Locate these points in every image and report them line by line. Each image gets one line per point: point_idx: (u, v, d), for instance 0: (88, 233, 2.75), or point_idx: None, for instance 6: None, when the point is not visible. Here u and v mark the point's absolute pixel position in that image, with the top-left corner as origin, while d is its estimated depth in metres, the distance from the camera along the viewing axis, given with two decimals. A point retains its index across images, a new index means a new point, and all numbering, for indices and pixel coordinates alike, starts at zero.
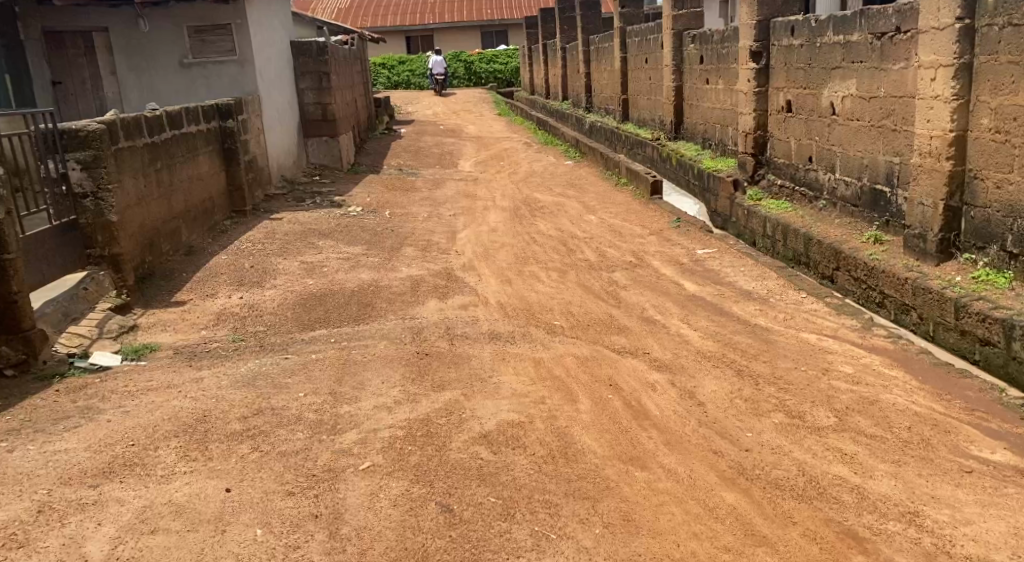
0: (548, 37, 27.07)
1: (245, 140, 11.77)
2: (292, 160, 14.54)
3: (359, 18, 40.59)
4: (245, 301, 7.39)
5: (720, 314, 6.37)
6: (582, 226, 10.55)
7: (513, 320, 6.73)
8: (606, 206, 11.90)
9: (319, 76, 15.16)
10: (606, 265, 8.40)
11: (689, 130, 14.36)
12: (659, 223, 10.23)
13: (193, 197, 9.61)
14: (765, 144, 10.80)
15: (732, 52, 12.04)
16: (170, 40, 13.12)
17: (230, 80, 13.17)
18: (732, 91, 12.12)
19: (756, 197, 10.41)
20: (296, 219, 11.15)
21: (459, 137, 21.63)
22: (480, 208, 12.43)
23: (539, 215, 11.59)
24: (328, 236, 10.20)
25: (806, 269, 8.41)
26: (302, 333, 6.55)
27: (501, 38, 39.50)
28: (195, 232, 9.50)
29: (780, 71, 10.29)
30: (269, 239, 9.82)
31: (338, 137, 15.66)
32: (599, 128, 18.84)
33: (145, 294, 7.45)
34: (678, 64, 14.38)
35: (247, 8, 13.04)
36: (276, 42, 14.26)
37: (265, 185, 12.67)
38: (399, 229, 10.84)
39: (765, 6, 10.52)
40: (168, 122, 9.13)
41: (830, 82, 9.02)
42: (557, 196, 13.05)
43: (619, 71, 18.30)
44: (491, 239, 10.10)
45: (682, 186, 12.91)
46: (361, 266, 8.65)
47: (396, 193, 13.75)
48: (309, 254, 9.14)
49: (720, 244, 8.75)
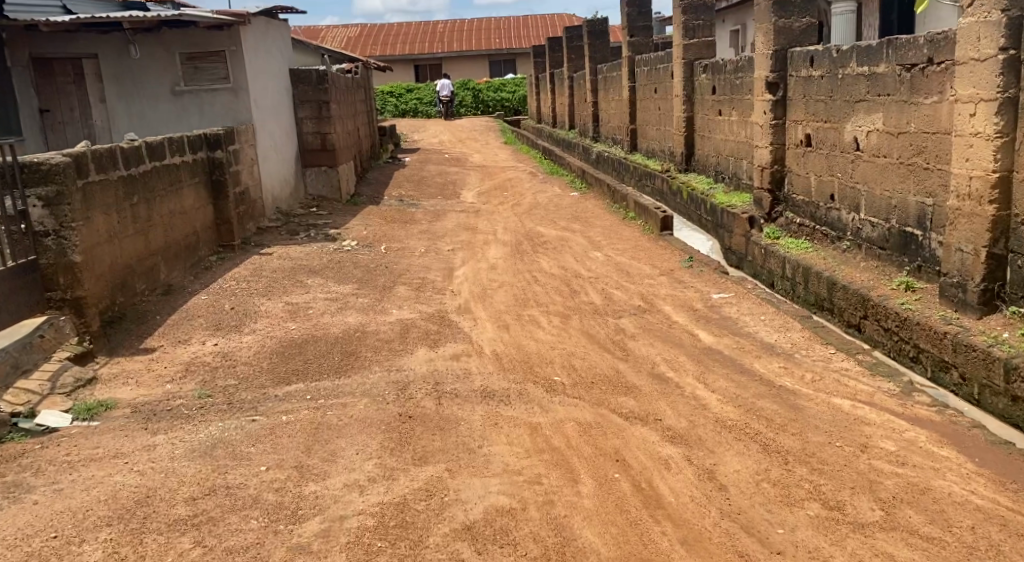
0: (555, 66, 26.70)
1: (235, 171, 11.23)
2: (288, 191, 13.99)
3: (367, 46, 40.35)
4: (219, 349, 6.80)
5: (738, 372, 5.75)
6: (588, 264, 9.95)
7: (509, 373, 6.13)
8: (613, 242, 11.30)
9: (318, 105, 14.67)
10: (613, 309, 7.79)
11: (700, 162, 13.80)
12: (669, 261, 9.62)
13: (174, 233, 9.06)
14: (783, 180, 10.23)
15: (746, 82, 11.50)
16: (161, 66, 12.54)
17: (224, 109, 12.59)
18: (746, 122, 11.57)
19: (773, 235, 9.81)
20: (287, 254, 10.59)
21: (463, 166, 21.12)
22: (481, 243, 11.87)
23: (543, 251, 10.99)
24: (319, 273, 9.64)
25: (831, 316, 7.81)
26: (276, 389, 5.94)
27: (509, 67, 39.25)
28: (176, 270, 8.94)
29: (798, 103, 9.73)
30: (255, 277, 9.25)
31: (338, 167, 15.13)
32: (607, 159, 18.31)
33: (111, 341, 6.87)
34: (689, 94, 13.86)
35: (243, 35, 12.54)
36: (274, 70, 13.77)
37: (258, 218, 12.13)
38: (395, 265, 10.28)
39: (782, 35, 10.00)
40: (148, 152, 8.59)
41: (853, 116, 8.46)
42: (562, 231, 12.47)
43: (628, 100, 17.80)
44: (490, 278, 9.52)
45: (693, 220, 12.31)
46: (349, 308, 8.06)
47: (394, 226, 13.21)
48: (295, 294, 8.57)
49: (736, 287, 8.13)
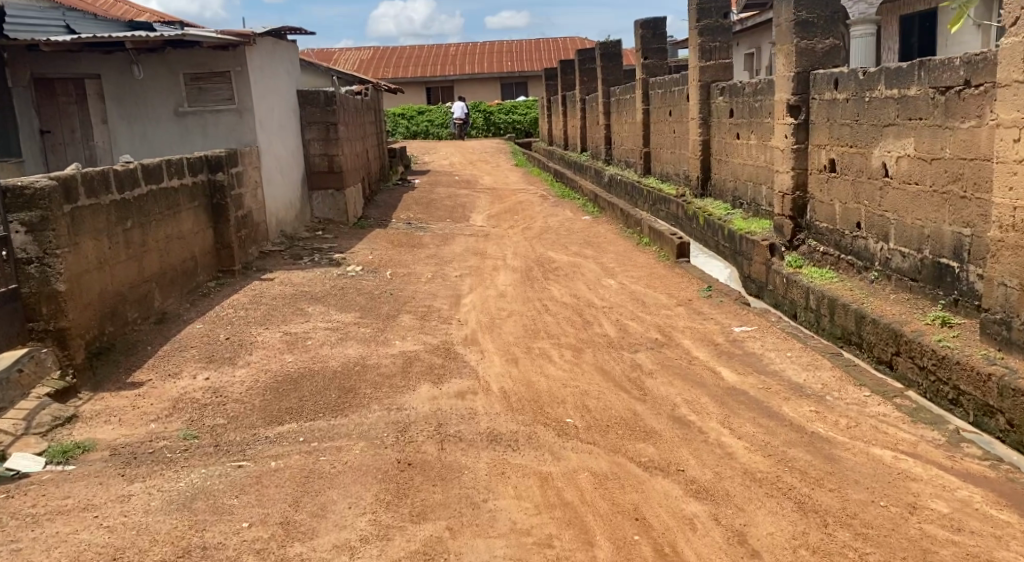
0: (567, 88, 26.42)
1: (238, 194, 10.91)
2: (294, 214, 13.64)
3: (379, 69, 40.25)
4: (210, 384, 6.41)
5: (766, 417, 5.32)
6: (601, 292, 9.53)
7: (519, 413, 5.71)
8: (628, 268, 10.89)
9: (327, 127, 14.37)
10: (629, 342, 7.37)
11: (716, 187, 13.40)
12: (687, 291, 9.21)
13: (171, 258, 8.70)
14: (805, 207, 9.85)
15: (765, 106, 11.12)
16: (163, 86, 12.27)
17: (225, 130, 12.33)
18: (765, 146, 11.19)
19: (796, 264, 9.38)
20: (289, 280, 10.22)
21: (473, 189, 20.77)
22: (490, 269, 11.48)
23: (555, 278, 10.58)
24: (321, 300, 9.26)
25: (860, 352, 7.37)
26: (267, 429, 5.55)
27: (521, 90, 39.06)
28: (173, 297, 8.58)
29: (822, 127, 9.34)
30: (254, 304, 8.88)
31: (345, 190, 14.81)
32: (619, 183, 17.94)
33: (97, 375, 6.49)
34: (704, 117, 13.49)
35: (249, 56, 12.24)
36: (281, 91, 13.48)
37: (262, 242, 11.78)
38: (400, 292, 9.89)
39: (804, 57, 9.65)
40: (145, 175, 8.28)
41: (881, 141, 8.07)
42: (574, 256, 12.08)
43: (641, 123, 17.45)
44: (499, 306, 9.12)
45: (710, 247, 11.91)
46: (350, 338, 7.66)
47: (401, 250, 12.83)
48: (295, 323, 8.19)
49: (760, 319, 7.70)
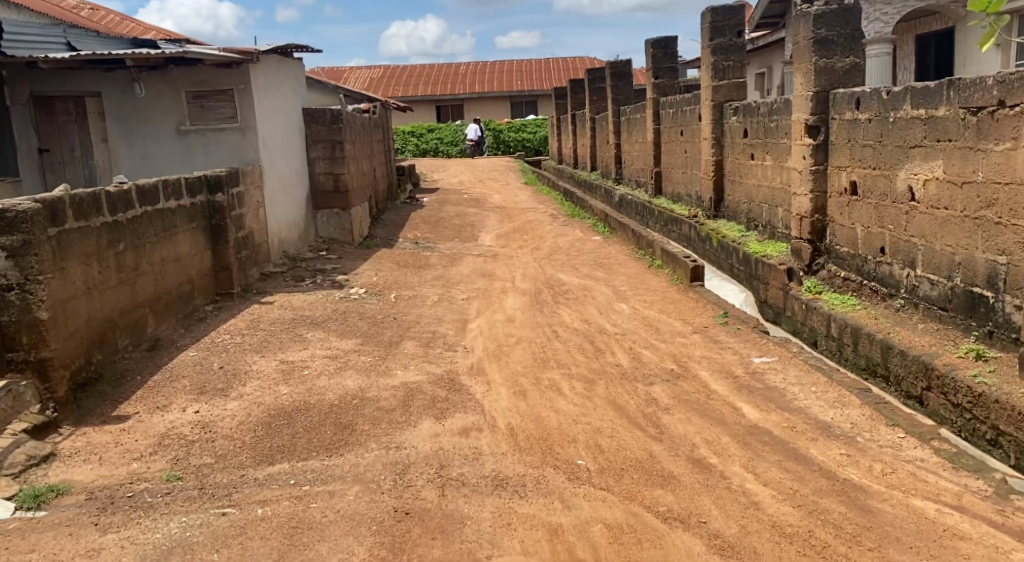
0: (576, 107, 26.15)
1: (238, 215, 10.58)
2: (297, 233, 13.29)
3: (388, 87, 40.10)
4: (200, 419, 6.07)
5: (793, 461, 4.97)
6: (612, 318, 9.16)
7: (526, 453, 5.35)
8: (640, 292, 10.51)
9: (332, 146, 14.08)
10: (642, 374, 6.99)
11: (730, 208, 13.04)
12: (702, 317, 8.83)
13: (166, 282, 8.38)
14: (824, 230, 9.48)
15: (782, 125, 10.76)
16: (166, 104, 11.87)
17: (229, 149, 11.93)
18: (782, 167, 10.83)
19: (816, 289, 8.99)
20: (289, 303, 9.89)
21: (482, 207, 20.44)
22: (497, 291, 11.12)
23: (565, 302, 10.21)
24: (321, 325, 8.92)
25: (887, 385, 6.99)
26: (255, 470, 5.20)
27: (530, 108, 38.85)
28: (167, 323, 8.25)
29: (843, 148, 8.99)
30: (252, 330, 8.55)
31: (350, 210, 14.47)
32: (630, 202, 17.58)
33: (81, 408, 6.16)
34: (718, 136, 13.14)
35: (253, 74, 11.90)
36: (285, 110, 13.19)
37: (262, 263, 11.46)
38: (404, 316, 9.55)
39: (823, 76, 9.30)
40: (139, 196, 7.96)
41: (907, 162, 7.71)
42: (584, 278, 11.73)
43: (652, 142, 17.11)
44: (506, 332, 8.76)
45: (725, 269, 11.52)
46: (348, 368, 7.30)
47: (407, 271, 12.49)
48: (292, 351, 7.85)
49: (780, 349, 7.32)
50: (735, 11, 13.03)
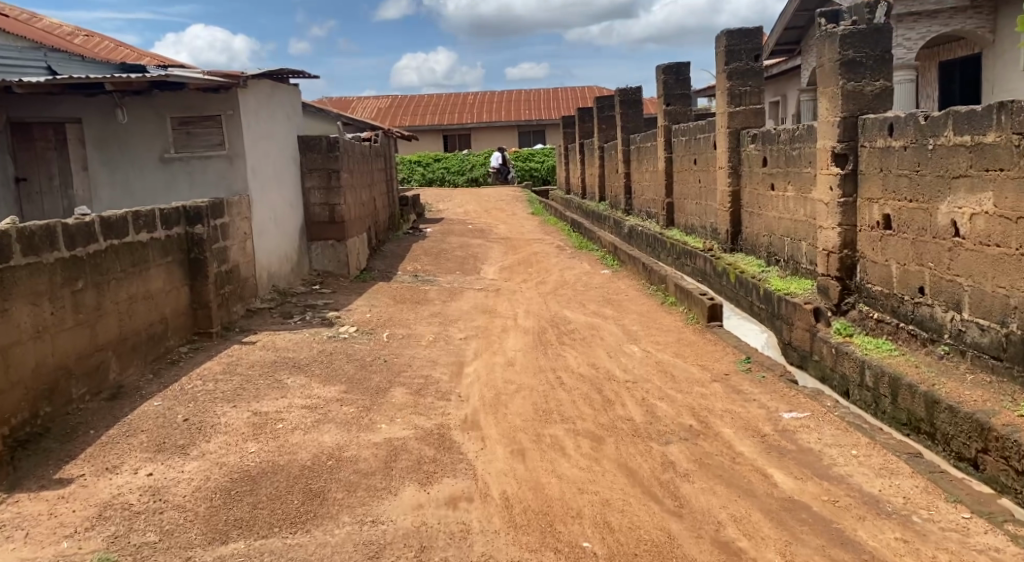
0: (585, 136, 25.53)
1: (222, 248, 9.88)
2: (289, 267, 12.57)
3: (396, 118, 39.68)
4: (152, 483, 5.33)
5: (839, 549, 4.33)
6: (622, 362, 8.40)
7: (523, 531, 4.67)
8: (652, 332, 9.75)
9: (328, 174, 13.42)
10: (658, 432, 6.22)
11: (749, 241, 12.29)
12: (721, 363, 8.08)
13: (133, 321, 7.67)
14: (854, 267, 8.77)
15: (805, 154, 10.06)
16: (150, 130, 11.08)
17: (215, 176, 11.18)
18: (805, 199, 10.11)
19: (846, 331, 8.33)
20: (272, 343, 9.16)
21: (487, 238, 19.75)
22: (498, 330, 10.38)
23: (571, 343, 9.44)
24: (304, 369, 8.17)
25: (934, 444, 6.24)
26: (207, 554, 4.49)
27: (538, 138, 38.34)
28: (133, 367, 7.52)
29: (875, 179, 8.30)
30: (227, 376, 7.82)
31: (347, 241, 13.76)
32: (640, 234, 16.86)
33: (19, 471, 5.49)
34: (734, 166, 12.44)
35: (243, 99, 11.17)
36: (280, 136, 12.55)
37: (249, 299, 10.75)
38: (396, 358, 8.82)
39: (851, 100, 8.61)
40: (103, 228, 7.25)
41: (948, 194, 7.02)
42: (591, 316, 10.99)
43: (663, 172, 16.42)
44: (506, 378, 8.00)
45: (744, 307, 10.79)
46: (327, 421, 6.56)
47: (403, 307, 11.75)
48: (268, 400, 7.12)
49: (810, 402, 6.55)
50: (752, 34, 12.35)
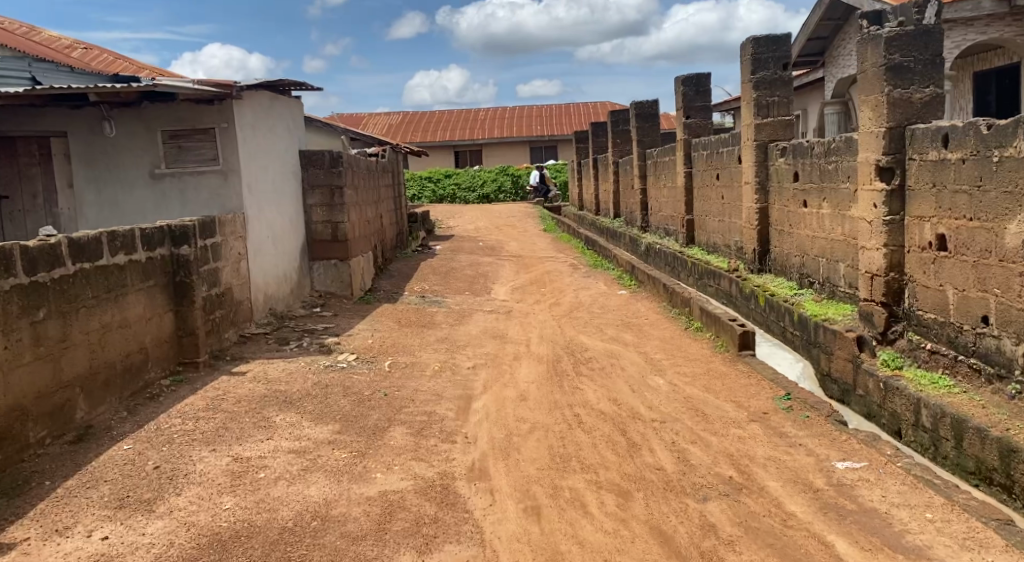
0: (599, 151, 24.81)
1: (213, 269, 9.19)
2: (288, 288, 11.81)
3: (407, 134, 39.09)
4: (107, 552, 4.67)
5: None
6: (647, 397, 7.60)
7: None
8: (677, 362, 8.93)
9: (331, 191, 12.71)
10: (693, 486, 5.48)
11: (777, 261, 11.50)
12: (758, 399, 7.30)
13: (107, 353, 6.94)
14: (902, 292, 8.01)
15: (842, 168, 9.30)
16: (140, 145, 10.22)
17: (208, 195, 10.30)
18: (844, 217, 9.33)
19: (894, 363, 7.60)
20: (263, 374, 8.40)
21: (497, 257, 18.99)
22: (509, 358, 9.58)
23: (590, 374, 8.63)
24: (295, 405, 7.42)
25: (1011, 499, 5.68)
26: None
27: (550, 154, 37.67)
28: (104, 404, 6.79)
29: (926, 195, 7.53)
30: (210, 414, 7.06)
31: (350, 261, 13.00)
32: (658, 253, 16.06)
33: None
34: (761, 181, 11.66)
35: (239, 111, 10.29)
36: (280, 151, 11.83)
37: (243, 323, 10.04)
38: (398, 390, 8.07)
39: (897, 109, 7.83)
40: (73, 251, 6.54)
41: (1021, 213, 6.38)
42: (608, 342, 10.22)
43: (683, 188, 15.65)
44: (518, 416, 7.22)
45: (775, 334, 10.03)
46: (316, 469, 5.84)
47: (407, 332, 10.99)
48: (252, 443, 6.39)
49: (864, 449, 5.81)
50: (781, 41, 11.52)
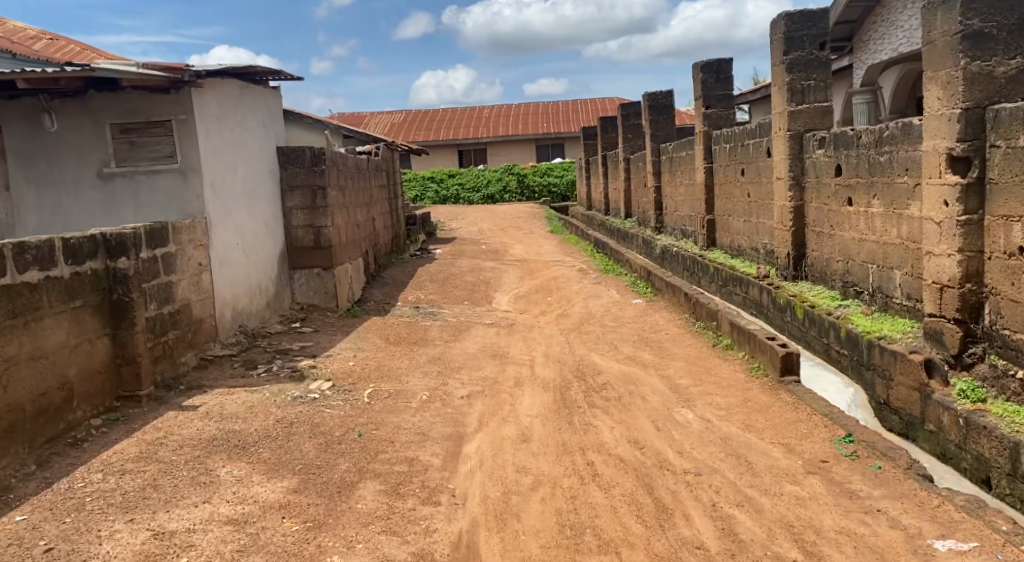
0: (608, 148, 23.46)
1: (166, 284, 7.92)
2: (263, 301, 10.49)
3: (410, 133, 37.79)
4: None
5: None
6: (676, 440, 6.26)
7: None
8: (708, 391, 7.58)
9: (313, 192, 11.38)
10: None
11: (816, 267, 10.15)
12: (814, 442, 5.99)
13: (12, 394, 5.69)
14: (981, 307, 6.71)
15: (898, 159, 7.99)
16: (85, 141, 8.87)
17: (165, 196, 8.98)
18: (903, 216, 8.00)
19: (976, 396, 6.32)
20: (219, 409, 7.05)
21: (501, 261, 17.63)
22: (509, 384, 8.23)
23: (605, 406, 7.27)
24: (249, 452, 6.10)
25: None
26: None
27: (557, 152, 36.34)
28: (6, 456, 5.55)
29: (1015, 190, 6.26)
30: (140, 465, 5.70)
31: (335, 269, 11.67)
32: (676, 256, 14.68)
33: None
34: (796, 176, 10.31)
35: (199, 101, 8.98)
36: (255, 147, 10.52)
37: (204, 345, 8.71)
38: (376, 427, 6.77)
39: (976, 85, 6.51)
40: None
41: None
42: (625, 363, 8.87)
43: (702, 185, 14.29)
44: (519, 465, 5.90)
45: (818, 352, 8.71)
46: (260, 551, 4.64)
47: (395, 351, 9.68)
48: (183, 508, 5.08)
49: (968, 522, 4.62)
50: (817, 17, 10.13)
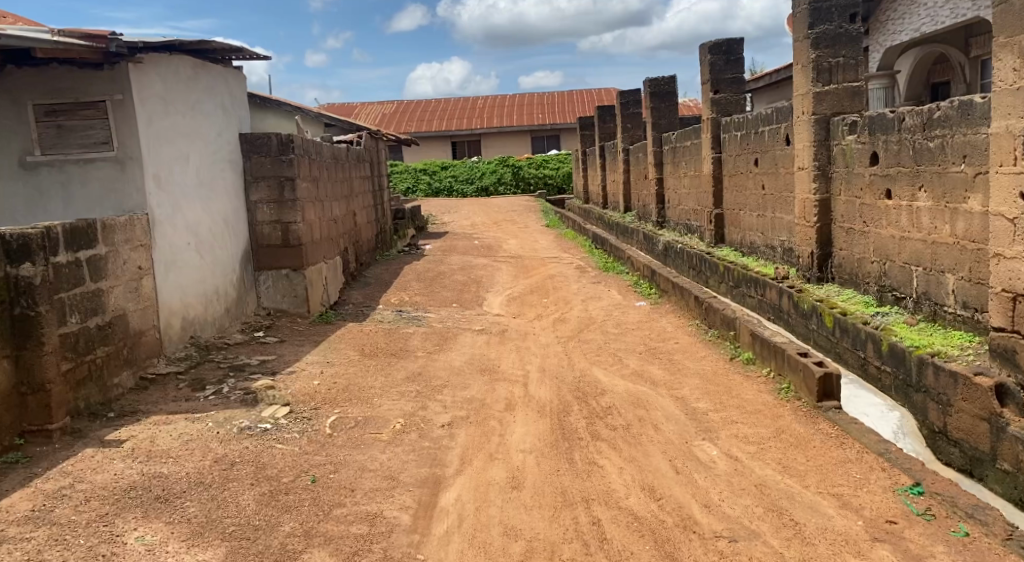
0: (606, 139, 22.26)
1: (94, 292, 6.74)
2: (222, 308, 9.27)
3: (401, 124, 36.47)
4: None
5: None
6: (701, 488, 5.10)
7: None
8: (733, 418, 6.40)
9: (280, 183, 10.14)
10: None
11: (845, 269, 8.98)
12: (872, 492, 4.90)
13: None
14: None
15: (953, 144, 6.87)
16: (6, 126, 7.67)
17: (99, 189, 7.76)
18: (960, 211, 6.87)
19: None
20: (149, 446, 5.84)
21: (494, 258, 16.41)
22: (499, 408, 7.04)
23: (612, 439, 6.09)
24: (176, 503, 4.94)
25: None
26: None
27: (552, 143, 35.12)
28: None
29: None
30: (31, 530, 4.53)
31: (306, 270, 10.44)
32: (682, 253, 13.49)
33: None
34: (822, 165, 9.11)
35: (139, 78, 7.77)
36: (214, 134, 9.29)
37: (146, 361, 7.53)
38: (337, 467, 5.61)
39: None
40: None
41: None
42: (633, 380, 7.68)
43: (710, 175, 13.11)
44: (508, 525, 4.77)
45: (853, 367, 7.53)
46: None
47: (369, 364, 8.52)
48: None
49: None
50: None
